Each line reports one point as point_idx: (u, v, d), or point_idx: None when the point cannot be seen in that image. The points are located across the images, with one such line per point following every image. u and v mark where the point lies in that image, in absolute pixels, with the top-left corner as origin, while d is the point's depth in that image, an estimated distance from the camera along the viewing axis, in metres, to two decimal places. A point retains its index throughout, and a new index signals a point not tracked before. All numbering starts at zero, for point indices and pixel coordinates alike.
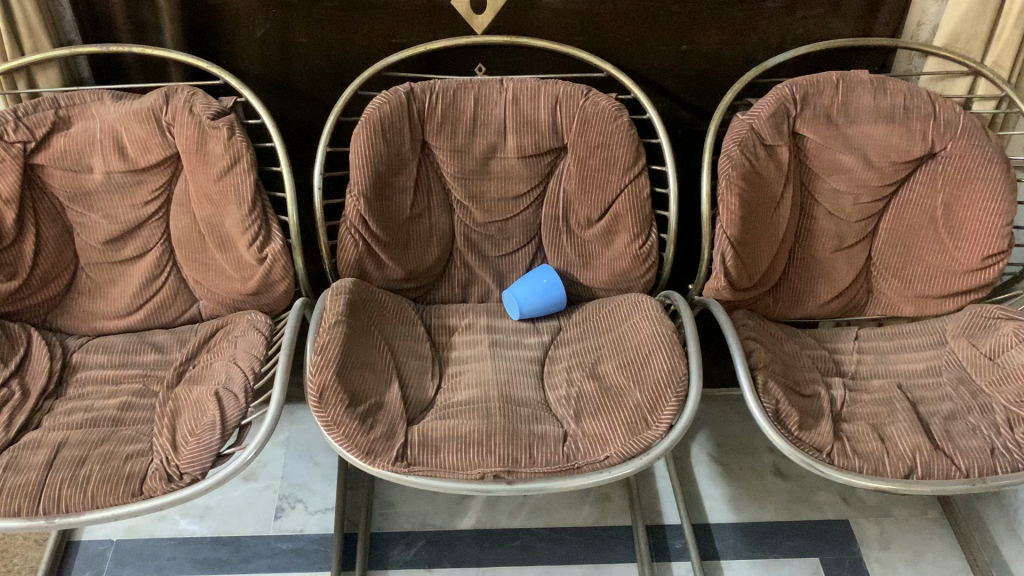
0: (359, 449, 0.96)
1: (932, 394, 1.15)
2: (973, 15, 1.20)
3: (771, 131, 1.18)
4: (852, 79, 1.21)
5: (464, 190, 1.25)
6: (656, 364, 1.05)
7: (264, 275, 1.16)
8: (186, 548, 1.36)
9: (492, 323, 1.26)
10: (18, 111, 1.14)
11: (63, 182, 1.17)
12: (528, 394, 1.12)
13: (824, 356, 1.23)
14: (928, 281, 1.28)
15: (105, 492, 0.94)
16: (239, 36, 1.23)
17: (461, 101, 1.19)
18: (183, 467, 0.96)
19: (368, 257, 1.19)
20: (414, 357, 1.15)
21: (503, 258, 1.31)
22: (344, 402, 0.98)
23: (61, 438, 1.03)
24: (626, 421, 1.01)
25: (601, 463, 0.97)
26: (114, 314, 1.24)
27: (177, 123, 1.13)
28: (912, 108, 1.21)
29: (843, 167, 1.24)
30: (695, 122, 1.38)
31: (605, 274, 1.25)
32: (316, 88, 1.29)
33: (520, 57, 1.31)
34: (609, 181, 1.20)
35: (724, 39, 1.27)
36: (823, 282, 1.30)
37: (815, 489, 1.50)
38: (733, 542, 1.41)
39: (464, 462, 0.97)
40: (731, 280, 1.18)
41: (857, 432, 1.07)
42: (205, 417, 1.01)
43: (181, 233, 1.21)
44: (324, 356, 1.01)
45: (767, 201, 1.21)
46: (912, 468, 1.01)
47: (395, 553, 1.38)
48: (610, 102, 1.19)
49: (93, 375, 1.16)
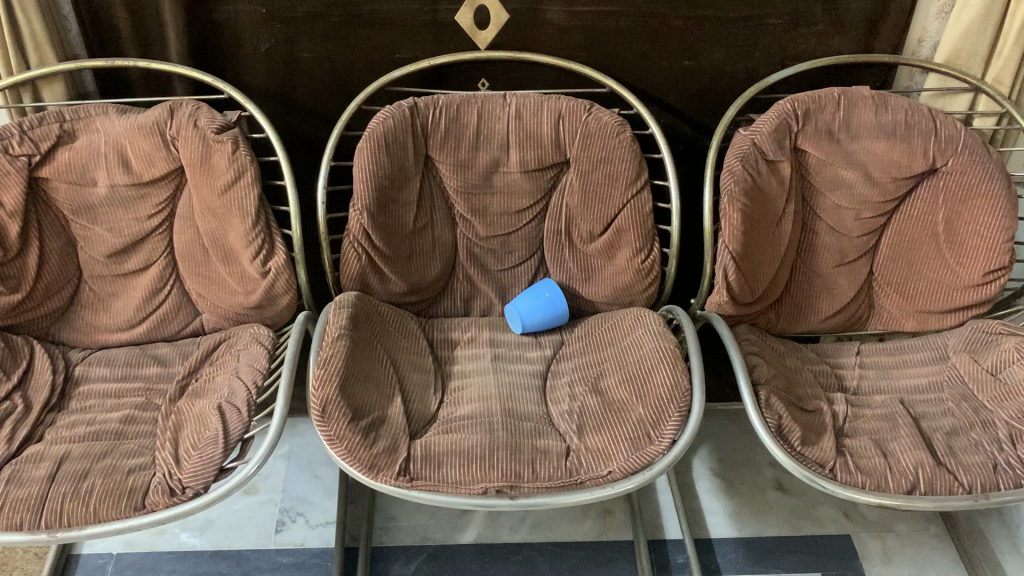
0: (361, 463, 0.96)
1: (934, 409, 1.15)
2: (973, 33, 1.21)
3: (773, 146, 1.19)
4: (853, 94, 1.21)
5: (467, 205, 1.25)
6: (659, 379, 1.06)
7: (267, 289, 1.16)
8: (187, 561, 1.36)
9: (494, 337, 1.26)
10: (23, 125, 1.14)
11: (67, 196, 1.18)
12: (531, 408, 1.12)
13: (826, 371, 1.23)
14: (930, 296, 1.28)
15: (107, 507, 0.94)
16: (244, 51, 1.23)
17: (464, 116, 1.20)
18: (186, 481, 0.96)
19: (370, 271, 1.20)
20: (417, 371, 1.15)
21: (506, 272, 1.31)
22: (347, 416, 0.98)
23: (64, 452, 1.03)
24: (628, 437, 1.01)
25: (603, 479, 0.97)
26: (117, 327, 1.24)
27: (181, 137, 1.14)
28: (913, 125, 1.21)
29: (845, 183, 1.24)
30: (698, 137, 1.38)
31: (606, 288, 1.26)
32: (319, 102, 1.30)
33: (521, 73, 1.31)
34: (611, 196, 1.20)
35: (726, 55, 1.27)
36: (826, 297, 1.30)
37: (816, 504, 1.51)
38: (734, 558, 1.42)
39: (467, 477, 0.97)
40: (733, 295, 1.18)
41: (859, 447, 1.08)
42: (208, 430, 1.01)
43: (184, 246, 1.21)
44: (327, 370, 1.01)
45: (770, 216, 1.21)
46: (915, 484, 1.02)
47: (396, 567, 1.38)
48: (613, 117, 1.19)
49: (96, 389, 1.16)
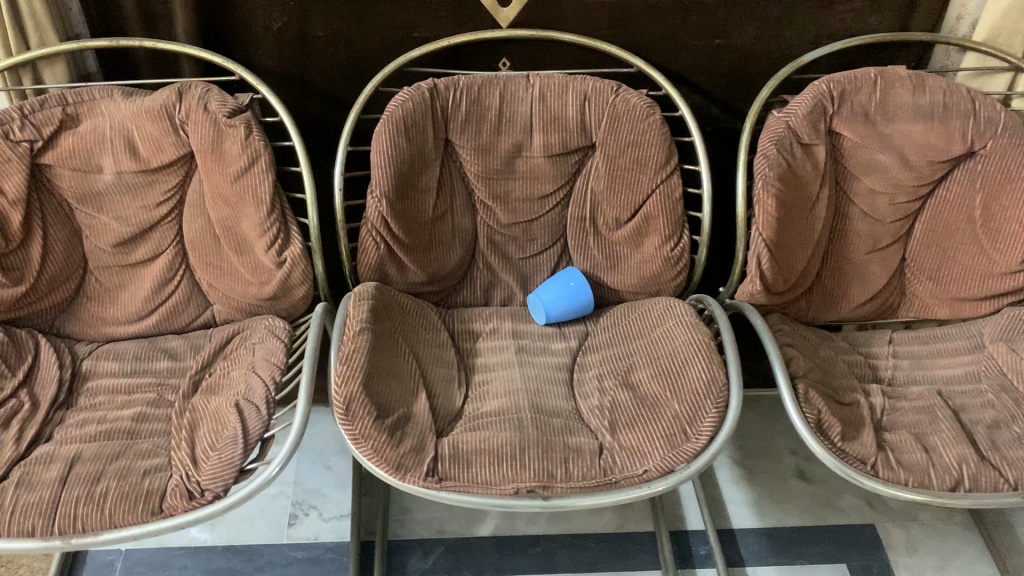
0: (388, 464, 0.92)
1: (973, 401, 1.12)
2: (1016, 10, 1.16)
3: (808, 129, 1.14)
4: (890, 75, 1.16)
5: (488, 191, 1.20)
6: (694, 373, 1.02)
7: (282, 279, 1.12)
8: (198, 557, 1.32)
9: (517, 328, 1.21)
10: (23, 108, 1.08)
11: (71, 183, 1.12)
12: (559, 404, 1.08)
13: (859, 362, 1.20)
14: (965, 282, 1.24)
15: (123, 511, 0.90)
16: (255, 30, 1.18)
17: (486, 98, 1.15)
18: (205, 484, 0.92)
19: (389, 260, 1.15)
20: (440, 365, 1.11)
21: (527, 260, 1.26)
22: (372, 414, 0.94)
23: (75, 452, 0.99)
24: (664, 433, 0.98)
25: (639, 478, 0.94)
26: (125, 319, 1.19)
27: (191, 121, 1.09)
28: (951, 106, 1.16)
29: (880, 167, 1.20)
30: (726, 119, 1.33)
31: (633, 277, 1.21)
32: (333, 83, 1.24)
33: (545, 52, 1.26)
34: (639, 182, 1.16)
35: (757, 33, 1.22)
36: (858, 285, 1.26)
37: (838, 493, 1.49)
38: (757, 548, 1.39)
39: (498, 477, 0.93)
40: (766, 284, 1.14)
41: (899, 442, 1.04)
42: (226, 430, 0.97)
43: (194, 235, 1.16)
44: (349, 366, 0.97)
45: (804, 202, 1.17)
46: (959, 480, 0.98)
47: (413, 561, 1.34)
48: (641, 99, 1.14)
49: (105, 384, 1.11)
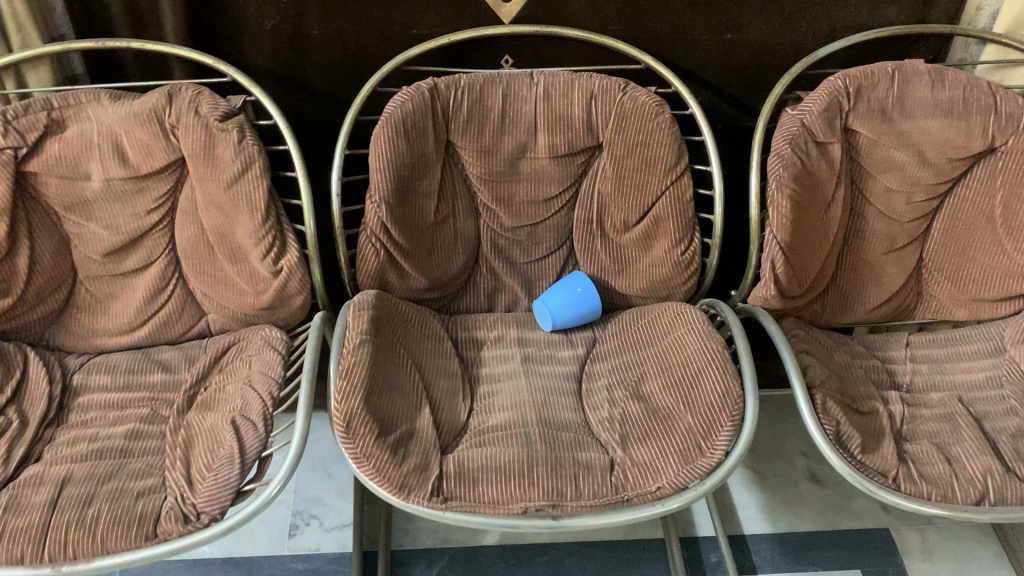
0: (391, 483, 0.89)
1: (996, 408, 1.08)
2: None
3: (823, 127, 1.10)
4: (908, 69, 1.12)
5: (492, 194, 1.16)
6: (708, 384, 0.98)
7: (279, 289, 1.08)
8: (196, 571, 1.29)
9: (522, 335, 1.17)
10: (7, 114, 1.04)
11: (58, 191, 1.08)
12: (567, 416, 1.04)
13: (876, 367, 1.16)
14: (984, 283, 1.20)
15: (116, 536, 0.86)
16: (248, 29, 1.13)
17: (488, 97, 1.10)
18: (200, 507, 0.88)
19: (389, 267, 1.11)
20: (443, 376, 1.07)
21: (532, 264, 1.22)
22: (373, 431, 0.90)
23: (65, 473, 0.95)
24: (677, 447, 0.94)
25: (652, 495, 0.90)
26: (117, 330, 1.15)
27: (182, 126, 1.04)
28: (972, 101, 1.12)
29: (897, 165, 1.16)
30: (737, 116, 1.28)
31: (642, 281, 1.17)
32: (329, 83, 1.20)
33: (549, 48, 1.21)
34: (648, 183, 1.11)
35: (769, 26, 1.18)
36: (874, 286, 1.22)
37: (851, 496, 1.45)
38: (770, 555, 1.35)
39: (505, 496, 0.90)
40: (781, 287, 1.10)
41: (920, 453, 1.00)
42: (222, 449, 0.93)
43: (187, 243, 1.12)
44: (350, 381, 0.93)
45: (818, 202, 1.12)
46: (985, 493, 0.95)
47: (417, 572, 1.31)
48: (650, 97, 1.10)
49: (96, 399, 1.07)
